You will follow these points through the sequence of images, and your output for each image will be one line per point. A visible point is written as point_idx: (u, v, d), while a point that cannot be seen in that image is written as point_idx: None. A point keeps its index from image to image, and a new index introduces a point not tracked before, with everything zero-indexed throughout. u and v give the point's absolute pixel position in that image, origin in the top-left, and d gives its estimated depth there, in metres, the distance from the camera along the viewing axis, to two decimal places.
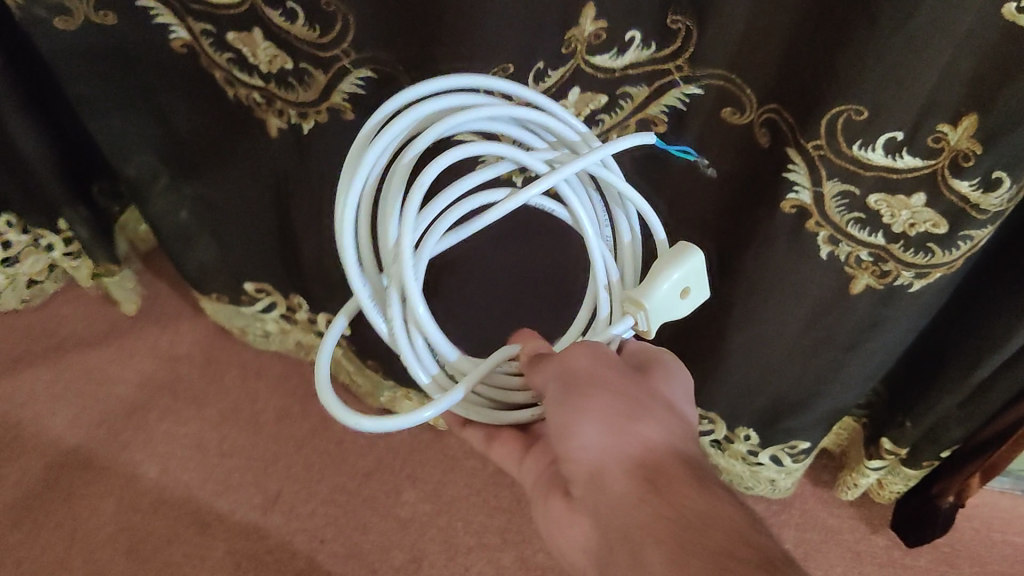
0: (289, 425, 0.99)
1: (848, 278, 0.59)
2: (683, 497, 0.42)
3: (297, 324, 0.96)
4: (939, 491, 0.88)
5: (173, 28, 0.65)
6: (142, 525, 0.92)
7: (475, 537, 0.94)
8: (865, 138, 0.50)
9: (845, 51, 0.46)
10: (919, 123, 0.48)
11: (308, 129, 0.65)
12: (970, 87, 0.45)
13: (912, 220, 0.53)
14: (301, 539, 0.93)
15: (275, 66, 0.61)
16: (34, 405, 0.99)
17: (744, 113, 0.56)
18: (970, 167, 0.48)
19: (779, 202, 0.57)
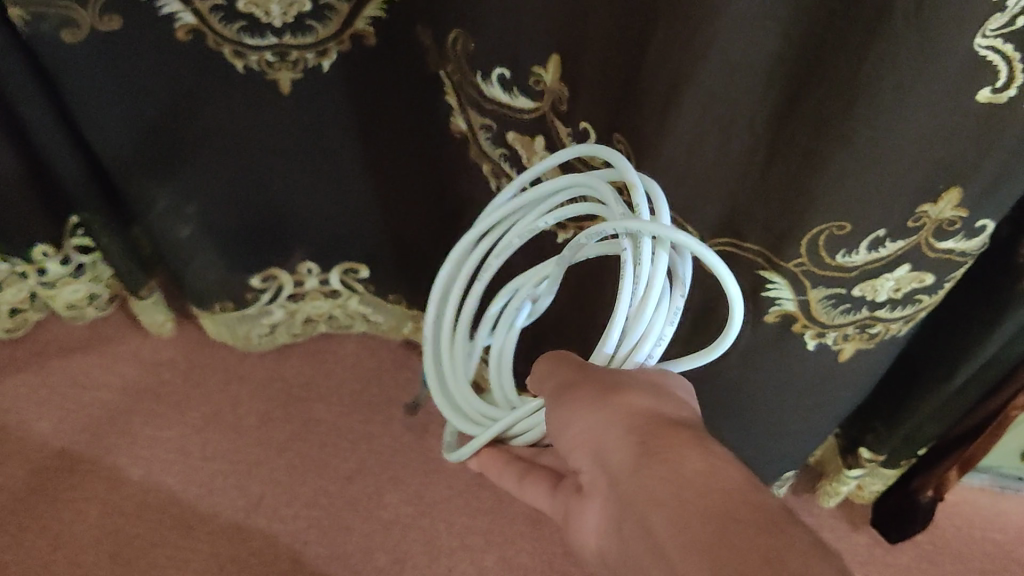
0: (271, 429, 1.00)
1: (837, 350, 0.60)
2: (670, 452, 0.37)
3: (307, 296, 0.97)
4: (919, 485, 0.89)
5: (180, 15, 0.62)
6: (127, 529, 0.93)
7: (457, 538, 0.95)
8: (848, 245, 0.50)
9: (817, 174, 0.45)
10: (898, 219, 0.47)
11: (326, 65, 0.69)
12: (943, 167, 0.43)
13: (896, 285, 0.53)
14: (284, 543, 0.93)
15: (290, 16, 0.64)
16: (20, 411, 0.99)
17: None
18: (953, 229, 0.48)
19: (762, 314, 0.58)
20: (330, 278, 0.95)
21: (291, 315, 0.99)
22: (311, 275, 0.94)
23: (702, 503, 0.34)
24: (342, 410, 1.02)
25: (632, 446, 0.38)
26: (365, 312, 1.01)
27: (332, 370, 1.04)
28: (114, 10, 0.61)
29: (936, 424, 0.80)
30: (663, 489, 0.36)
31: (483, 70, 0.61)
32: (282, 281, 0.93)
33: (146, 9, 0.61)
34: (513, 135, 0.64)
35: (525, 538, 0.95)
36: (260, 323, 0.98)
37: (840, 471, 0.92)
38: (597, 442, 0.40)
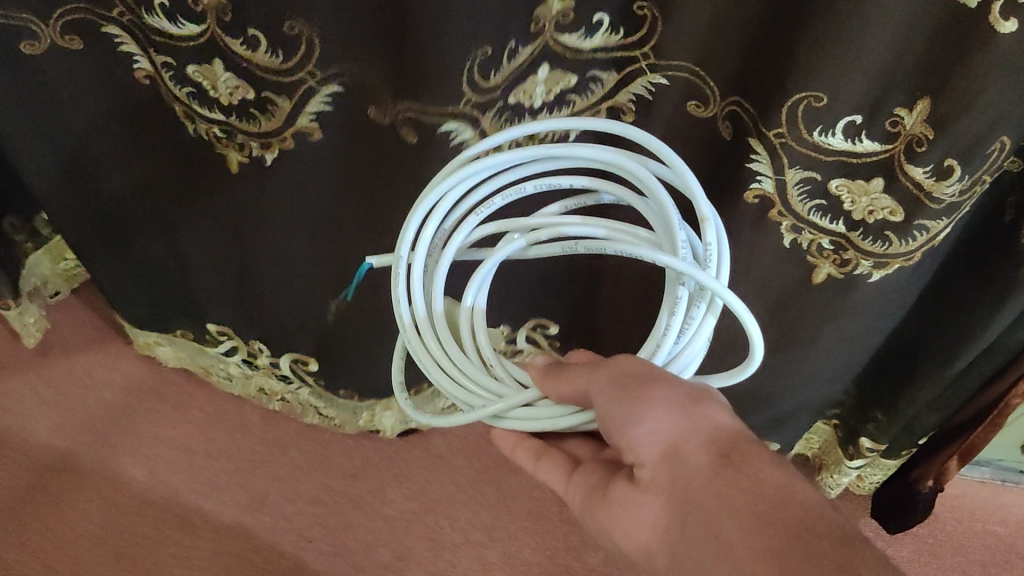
0: (275, 427, 1.00)
1: (812, 265, 0.65)
2: (758, 468, 0.43)
3: (259, 370, 0.96)
4: (918, 475, 0.89)
5: (135, 57, 0.65)
6: (130, 528, 0.93)
7: (461, 534, 0.95)
8: (825, 123, 0.55)
9: (802, 35, 0.50)
10: (878, 107, 0.53)
11: (269, 157, 0.68)
12: (923, 67, 0.49)
13: (870, 207, 0.59)
14: (288, 541, 0.93)
15: (234, 99, 0.64)
16: (22, 411, 0.99)
17: (708, 106, 0.60)
18: (923, 152, 0.53)
19: (744, 194, 0.63)
20: (280, 363, 0.93)
21: (244, 379, 0.98)
22: (263, 355, 0.93)
23: (794, 525, 0.41)
24: None
25: (714, 456, 0.43)
26: (316, 405, 0.97)
27: None
28: (74, 32, 0.63)
29: (934, 413, 0.80)
30: (744, 500, 0.42)
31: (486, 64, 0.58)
32: (237, 343, 0.94)
33: (106, 44, 0.64)
34: (517, 93, 0.61)
35: (527, 533, 0.95)
36: (220, 367, 0.98)
37: (839, 462, 0.93)
38: (674, 446, 0.44)
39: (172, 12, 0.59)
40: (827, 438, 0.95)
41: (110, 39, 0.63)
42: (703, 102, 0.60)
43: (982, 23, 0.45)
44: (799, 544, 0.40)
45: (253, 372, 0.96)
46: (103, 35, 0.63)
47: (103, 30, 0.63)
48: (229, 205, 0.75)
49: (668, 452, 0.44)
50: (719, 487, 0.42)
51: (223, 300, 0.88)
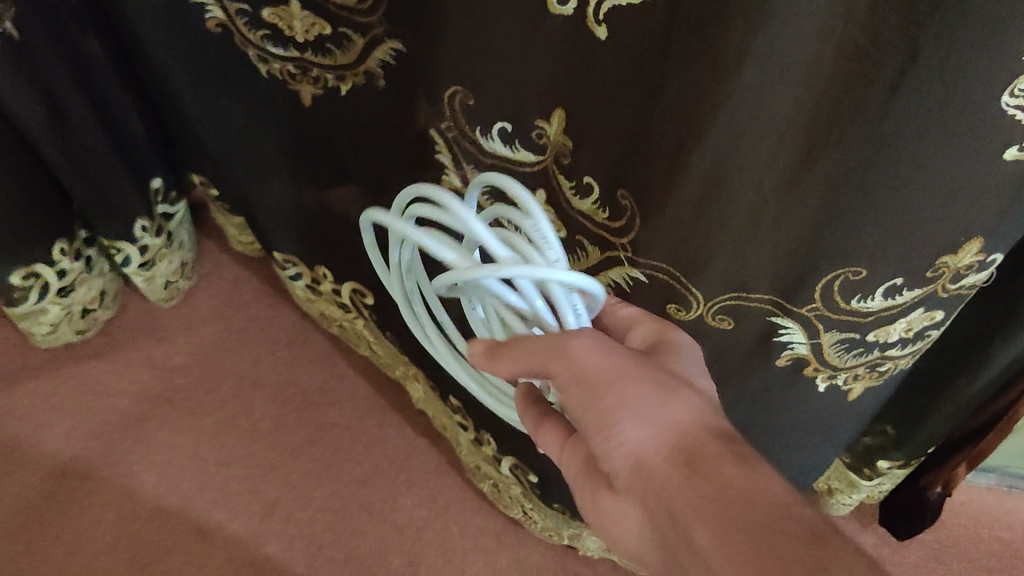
0: (285, 433, 1.00)
1: (847, 390, 0.61)
2: (723, 470, 0.38)
3: (321, 296, 0.98)
4: (928, 481, 0.90)
5: (208, 10, 0.68)
6: (142, 535, 0.93)
7: (471, 540, 0.95)
8: (865, 291, 0.50)
9: (836, 224, 0.45)
10: (917, 266, 0.47)
11: (346, 89, 0.67)
12: (972, 228, 0.44)
13: (908, 326, 0.53)
14: (299, 547, 0.94)
15: (310, 36, 0.64)
16: (33, 417, 0.99)
17: (688, 310, 0.57)
18: (972, 273, 0.48)
19: (773, 360, 0.59)
20: (340, 294, 0.94)
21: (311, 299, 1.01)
22: (326, 280, 0.94)
23: (755, 522, 0.36)
24: (354, 413, 1.02)
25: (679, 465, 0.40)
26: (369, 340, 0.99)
27: (344, 374, 1.05)
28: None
29: (948, 426, 0.81)
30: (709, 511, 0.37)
31: (482, 127, 0.59)
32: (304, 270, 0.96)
33: None
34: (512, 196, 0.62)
35: (537, 539, 0.96)
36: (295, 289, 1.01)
37: (852, 481, 0.93)
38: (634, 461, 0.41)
39: None
40: (832, 464, 0.95)
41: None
42: (687, 308, 0.57)
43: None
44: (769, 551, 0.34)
45: (319, 296, 0.99)
46: None
47: None
48: (317, 136, 0.74)
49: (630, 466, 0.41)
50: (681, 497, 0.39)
51: (302, 237, 0.89)
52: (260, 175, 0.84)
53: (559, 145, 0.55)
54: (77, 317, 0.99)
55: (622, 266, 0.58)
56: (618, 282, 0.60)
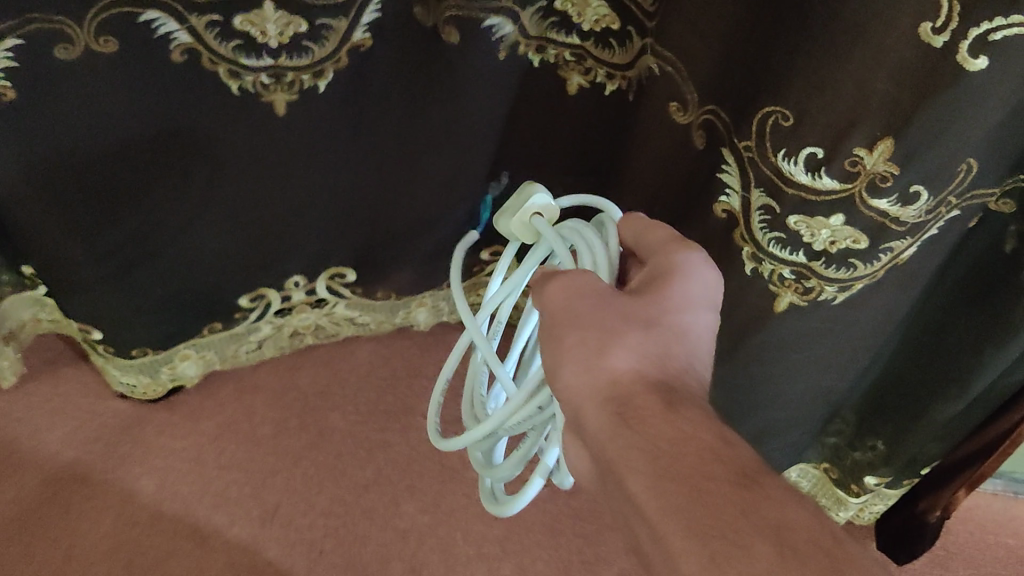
0: (286, 437, 0.99)
1: (774, 295, 0.64)
2: (653, 424, 0.42)
3: (294, 310, 0.96)
4: (927, 505, 0.88)
5: (175, 35, 0.61)
6: (141, 539, 0.92)
7: (474, 546, 0.94)
8: (791, 147, 0.55)
9: (783, 36, 0.53)
10: (839, 146, 0.53)
11: (321, 83, 0.69)
12: (888, 116, 0.49)
13: (832, 238, 0.57)
14: (300, 553, 0.92)
15: (286, 37, 0.64)
16: (32, 421, 0.98)
17: (685, 111, 0.65)
18: (887, 186, 0.52)
19: (715, 206, 0.65)
20: (318, 291, 0.94)
21: (279, 329, 0.98)
22: (299, 289, 0.93)
23: (678, 472, 0.39)
24: (357, 417, 1.01)
25: (611, 415, 0.43)
26: (353, 317, 1.01)
27: (348, 379, 1.04)
28: (111, 32, 0.59)
29: (939, 444, 0.79)
30: (646, 462, 0.41)
31: None
32: (272, 298, 0.93)
33: (143, 31, 0.60)
34: (564, 3, 0.67)
35: (540, 546, 0.94)
36: (248, 341, 0.97)
37: (840, 499, 0.93)
38: (577, 405, 0.45)
39: None
40: (819, 481, 0.95)
41: (149, 25, 0.59)
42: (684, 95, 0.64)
43: (943, 63, 0.45)
44: (701, 497, 0.38)
45: (289, 314, 0.97)
46: (143, 26, 0.59)
47: (142, 18, 0.59)
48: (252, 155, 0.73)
49: (574, 413, 0.45)
50: (617, 447, 0.42)
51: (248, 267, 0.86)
52: (230, 224, 0.80)
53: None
54: None
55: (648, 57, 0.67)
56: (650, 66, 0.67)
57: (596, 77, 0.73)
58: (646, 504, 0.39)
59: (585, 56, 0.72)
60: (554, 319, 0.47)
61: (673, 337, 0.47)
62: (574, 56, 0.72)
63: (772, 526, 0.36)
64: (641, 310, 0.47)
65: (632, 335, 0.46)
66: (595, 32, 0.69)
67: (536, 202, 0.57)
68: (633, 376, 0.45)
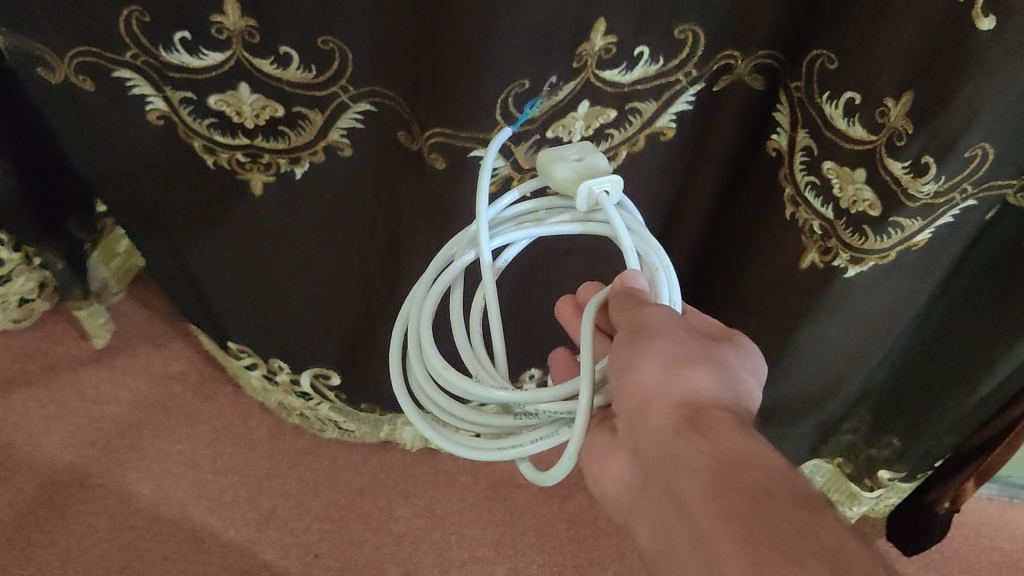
0: (282, 442, 1.00)
1: (802, 247, 0.66)
2: (727, 437, 0.40)
3: (280, 385, 0.95)
4: (935, 497, 0.89)
5: (150, 100, 0.64)
6: (137, 542, 0.92)
7: (468, 550, 0.94)
8: (835, 89, 0.56)
9: None
10: (871, 91, 0.53)
11: (300, 171, 0.67)
12: (914, 64, 0.50)
13: (854, 197, 0.58)
14: (295, 556, 0.93)
15: (262, 120, 0.63)
16: (29, 425, 0.99)
17: (747, 73, 0.62)
18: (903, 146, 0.53)
19: (767, 142, 0.66)
20: (301, 380, 0.93)
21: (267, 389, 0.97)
22: (284, 370, 0.93)
23: (746, 488, 0.38)
24: None
25: (684, 419, 0.41)
26: (337, 419, 0.97)
27: None
28: (88, 74, 0.63)
29: (951, 435, 0.82)
30: (703, 462, 0.39)
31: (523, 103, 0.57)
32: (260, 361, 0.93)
33: (119, 86, 0.63)
34: (554, 130, 0.61)
35: (534, 549, 0.95)
36: (244, 378, 0.97)
37: (853, 493, 0.95)
38: (643, 402, 0.42)
39: (195, 45, 0.58)
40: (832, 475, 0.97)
41: (122, 82, 0.62)
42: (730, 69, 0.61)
43: (963, 19, 0.46)
44: (759, 512, 0.36)
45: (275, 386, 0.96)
46: (115, 80, 0.62)
47: (115, 74, 0.62)
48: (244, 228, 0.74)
49: (637, 409, 0.42)
50: (683, 451, 0.40)
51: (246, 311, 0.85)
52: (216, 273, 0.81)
53: (603, 48, 0.55)
54: (13, 305, 0.97)
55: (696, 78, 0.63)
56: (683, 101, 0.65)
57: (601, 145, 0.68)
58: (701, 514, 0.37)
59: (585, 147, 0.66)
60: (640, 319, 0.44)
61: (740, 387, 0.45)
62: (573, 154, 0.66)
63: (823, 550, 0.35)
64: (721, 353, 0.46)
65: (710, 361, 0.44)
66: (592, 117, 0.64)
67: (564, 172, 0.49)
68: (712, 400, 0.42)
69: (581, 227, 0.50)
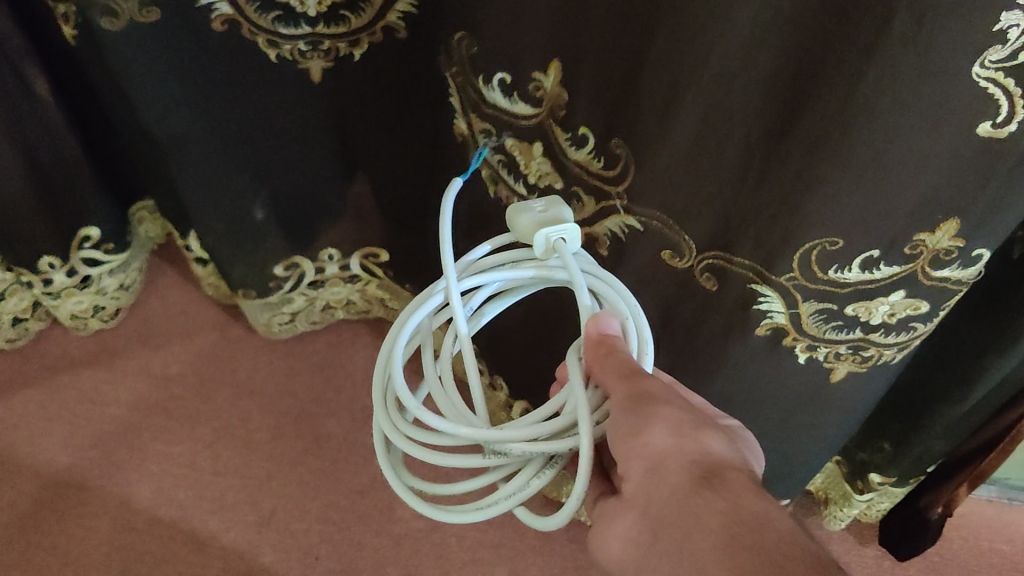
0: (282, 443, 1.00)
1: (828, 369, 0.61)
2: (744, 497, 0.40)
3: (327, 284, 0.99)
4: (927, 502, 0.89)
5: (216, 6, 0.65)
6: (137, 544, 0.93)
7: (469, 552, 0.95)
8: (842, 262, 0.50)
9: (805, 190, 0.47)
10: (896, 239, 0.48)
11: (359, 53, 0.72)
12: (947, 203, 0.45)
13: (890, 312, 0.54)
14: (296, 558, 0.93)
15: (324, 6, 0.67)
16: (28, 427, 0.99)
17: (684, 258, 0.58)
18: (948, 259, 0.49)
19: (755, 328, 0.59)
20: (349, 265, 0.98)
21: (311, 304, 1.01)
22: (331, 262, 0.97)
23: (775, 553, 0.38)
24: (352, 421, 1.02)
25: (698, 481, 0.41)
26: (383, 297, 1.04)
27: (343, 386, 1.04)
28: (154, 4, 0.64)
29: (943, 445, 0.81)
30: (720, 521, 0.40)
31: (485, 74, 0.62)
32: (305, 267, 0.96)
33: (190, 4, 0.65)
34: (511, 142, 0.64)
35: (535, 551, 0.95)
36: (281, 313, 1.00)
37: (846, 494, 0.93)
38: (659, 461, 0.42)
39: None
40: (832, 474, 0.95)
41: None
42: (680, 256, 0.58)
43: (1008, 149, 0.41)
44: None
45: (319, 289, 1.00)
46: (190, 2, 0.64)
47: None
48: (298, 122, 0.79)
49: (651, 470, 0.43)
50: (701, 516, 0.40)
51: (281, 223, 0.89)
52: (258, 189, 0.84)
53: (556, 98, 0.57)
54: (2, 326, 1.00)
55: (618, 215, 0.59)
56: (614, 232, 0.61)
57: None
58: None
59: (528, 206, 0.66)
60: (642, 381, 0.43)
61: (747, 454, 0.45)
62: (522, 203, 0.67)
63: None
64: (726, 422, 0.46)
65: (720, 432, 0.45)
66: (539, 186, 0.64)
67: (527, 222, 0.47)
68: (726, 463, 0.43)
69: (536, 274, 0.48)
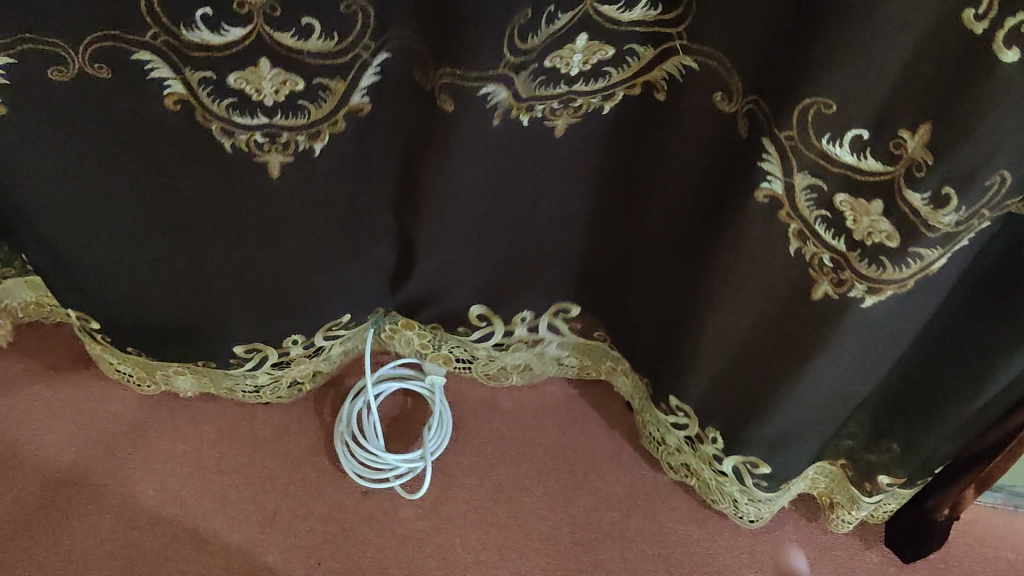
0: (287, 442, 1.00)
1: (812, 281, 0.62)
2: None
3: (292, 363, 0.94)
4: (934, 504, 0.89)
5: (170, 84, 0.63)
6: (140, 543, 0.92)
7: (472, 553, 0.94)
8: (834, 133, 0.54)
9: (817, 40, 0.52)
10: (884, 124, 0.52)
11: (317, 147, 0.70)
12: (931, 96, 0.49)
13: (869, 228, 0.56)
14: (299, 558, 0.93)
15: (281, 94, 0.65)
16: (32, 423, 0.99)
17: (731, 99, 0.62)
18: (922, 178, 0.51)
19: (755, 191, 0.62)
20: (315, 343, 0.92)
21: (276, 377, 0.95)
22: (297, 346, 0.92)
23: None
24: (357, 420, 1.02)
25: None
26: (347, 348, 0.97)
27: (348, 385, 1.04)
28: (105, 62, 0.61)
29: (950, 442, 0.79)
30: None
31: (528, 31, 0.60)
32: (269, 352, 0.91)
33: (137, 72, 0.62)
34: (552, 58, 0.64)
35: (539, 553, 0.95)
36: (243, 382, 0.95)
37: (854, 497, 0.91)
38: None
39: (218, 22, 0.59)
40: (836, 477, 0.92)
41: (144, 66, 0.62)
42: (727, 99, 0.62)
43: (983, 49, 0.45)
44: None
45: (287, 366, 0.94)
46: (136, 64, 0.61)
47: (135, 58, 0.61)
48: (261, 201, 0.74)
49: None
50: None
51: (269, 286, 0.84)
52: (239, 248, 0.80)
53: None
54: None
55: (677, 56, 0.64)
56: (673, 74, 0.65)
57: (591, 107, 0.69)
58: None
59: (575, 97, 0.68)
60: None
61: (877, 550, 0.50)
62: (563, 101, 0.68)
63: None
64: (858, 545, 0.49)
65: None
66: (588, 69, 0.65)
67: None
68: None
69: None
